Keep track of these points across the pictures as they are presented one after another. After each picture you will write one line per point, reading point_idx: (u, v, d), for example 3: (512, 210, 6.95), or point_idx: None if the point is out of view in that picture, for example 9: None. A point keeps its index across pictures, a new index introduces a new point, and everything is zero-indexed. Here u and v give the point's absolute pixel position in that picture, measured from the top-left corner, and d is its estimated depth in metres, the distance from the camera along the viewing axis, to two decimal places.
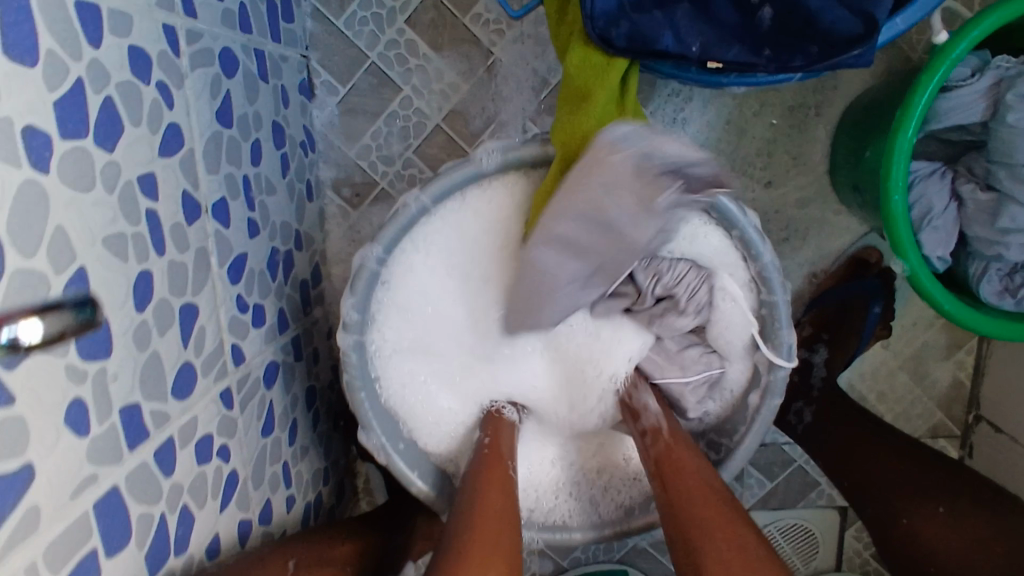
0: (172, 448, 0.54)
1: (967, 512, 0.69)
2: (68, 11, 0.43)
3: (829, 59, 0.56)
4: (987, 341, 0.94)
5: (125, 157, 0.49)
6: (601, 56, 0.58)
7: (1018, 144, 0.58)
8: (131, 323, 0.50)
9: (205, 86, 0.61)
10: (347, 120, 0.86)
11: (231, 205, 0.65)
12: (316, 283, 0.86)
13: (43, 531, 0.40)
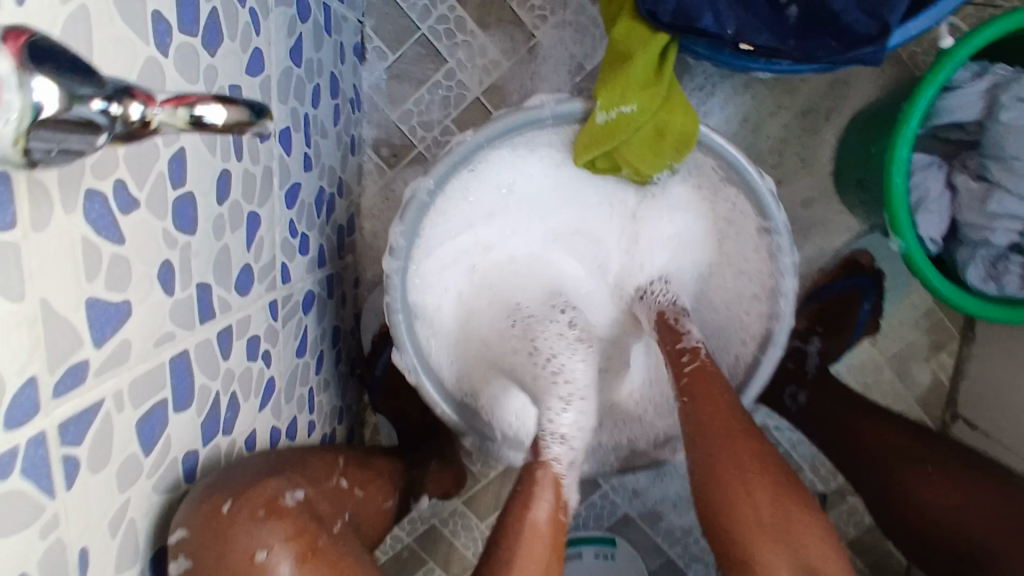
0: (229, 336, 0.59)
1: (962, 479, 0.74)
2: None
3: (845, 55, 0.63)
4: (965, 344, 1.00)
5: (222, 65, 0.55)
6: (646, 28, 0.64)
7: (1009, 140, 0.64)
8: (212, 212, 0.55)
9: (283, 25, 0.67)
10: (393, 85, 0.93)
11: (293, 136, 0.71)
12: (350, 232, 0.92)
13: (132, 364, 0.45)
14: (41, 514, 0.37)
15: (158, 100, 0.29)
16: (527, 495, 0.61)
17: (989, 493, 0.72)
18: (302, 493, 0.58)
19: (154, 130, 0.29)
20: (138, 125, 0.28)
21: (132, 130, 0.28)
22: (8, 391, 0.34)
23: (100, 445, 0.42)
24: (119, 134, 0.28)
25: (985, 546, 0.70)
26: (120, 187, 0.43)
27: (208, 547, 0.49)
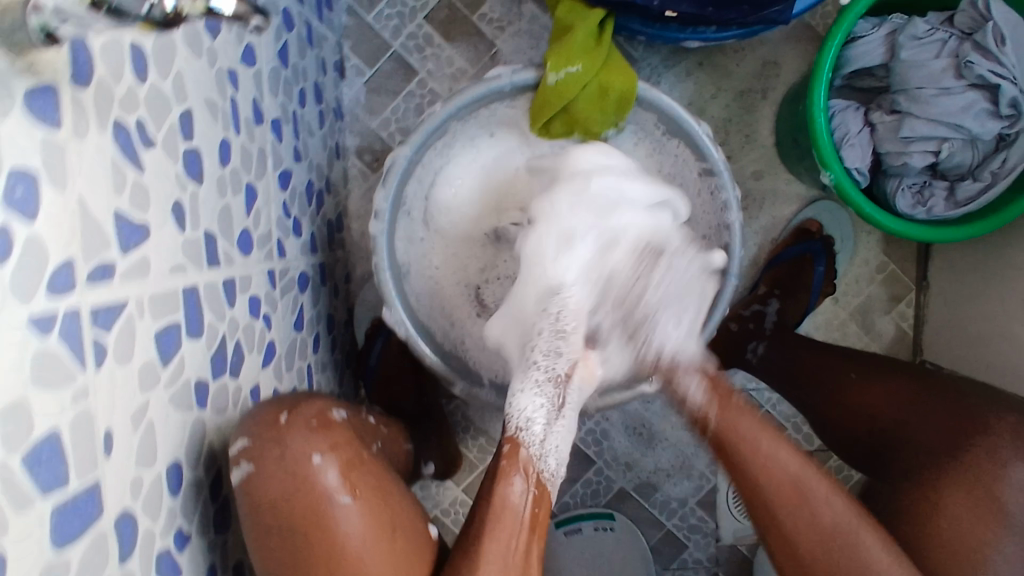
0: (233, 286, 0.66)
1: (876, 373, 0.82)
2: None
3: (757, 14, 0.74)
4: (921, 294, 1.07)
5: (221, 48, 0.64)
6: (584, 7, 0.77)
7: (911, 73, 0.74)
8: (215, 172, 0.63)
9: (271, 30, 0.77)
10: (371, 97, 1.03)
11: (283, 127, 0.80)
12: (339, 229, 1.00)
13: (150, 281, 0.52)
14: (75, 381, 0.43)
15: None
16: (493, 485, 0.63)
17: (899, 374, 0.80)
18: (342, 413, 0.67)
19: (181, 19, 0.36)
20: (172, 15, 0.35)
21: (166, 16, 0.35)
22: (53, 262, 0.41)
23: (125, 341, 0.48)
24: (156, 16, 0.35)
25: (909, 429, 0.74)
26: (140, 125, 0.50)
27: (270, 448, 0.58)
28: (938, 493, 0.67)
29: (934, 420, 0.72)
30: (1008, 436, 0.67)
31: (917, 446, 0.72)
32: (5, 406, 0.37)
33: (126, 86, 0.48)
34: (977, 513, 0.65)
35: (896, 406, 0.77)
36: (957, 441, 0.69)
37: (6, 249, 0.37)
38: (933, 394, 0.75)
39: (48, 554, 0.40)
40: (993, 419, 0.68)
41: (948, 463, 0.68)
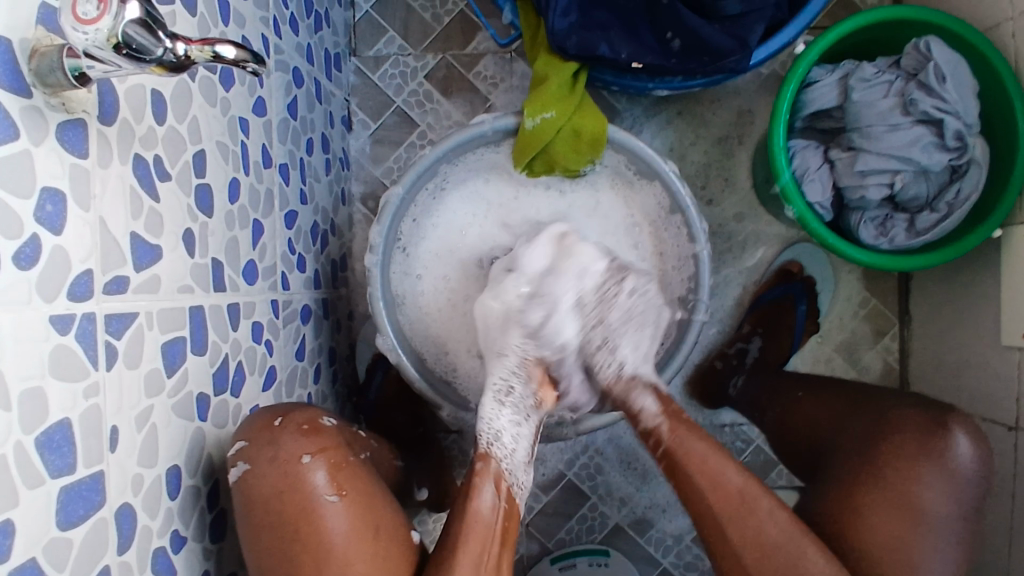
0: (237, 310, 0.72)
1: (822, 392, 0.89)
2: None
3: (716, 64, 0.83)
4: (904, 328, 1.11)
5: (234, 99, 0.72)
6: (559, 60, 0.85)
7: (863, 112, 0.82)
8: (225, 207, 0.70)
9: (282, 86, 0.86)
10: (376, 148, 1.12)
11: (290, 171, 0.88)
12: (342, 268, 1.06)
13: (160, 297, 0.58)
14: (86, 377, 0.48)
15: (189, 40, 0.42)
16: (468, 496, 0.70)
17: (836, 393, 0.87)
18: (328, 419, 0.71)
19: (190, 63, 0.42)
20: (183, 59, 0.42)
21: (177, 59, 0.42)
22: (75, 270, 0.47)
23: (134, 348, 0.53)
24: (169, 60, 0.41)
25: (856, 445, 0.77)
26: (157, 161, 0.58)
27: (263, 449, 0.64)
28: (857, 499, 0.72)
29: (856, 428, 0.79)
30: (913, 436, 0.73)
31: (841, 451, 0.78)
32: (22, 391, 0.42)
33: (146, 126, 0.56)
34: (894, 513, 0.70)
35: (832, 421, 0.84)
36: (872, 445, 0.75)
37: (34, 257, 0.43)
38: (861, 407, 0.81)
39: (55, 531, 0.46)
40: (901, 419, 0.76)
41: (866, 466, 0.74)
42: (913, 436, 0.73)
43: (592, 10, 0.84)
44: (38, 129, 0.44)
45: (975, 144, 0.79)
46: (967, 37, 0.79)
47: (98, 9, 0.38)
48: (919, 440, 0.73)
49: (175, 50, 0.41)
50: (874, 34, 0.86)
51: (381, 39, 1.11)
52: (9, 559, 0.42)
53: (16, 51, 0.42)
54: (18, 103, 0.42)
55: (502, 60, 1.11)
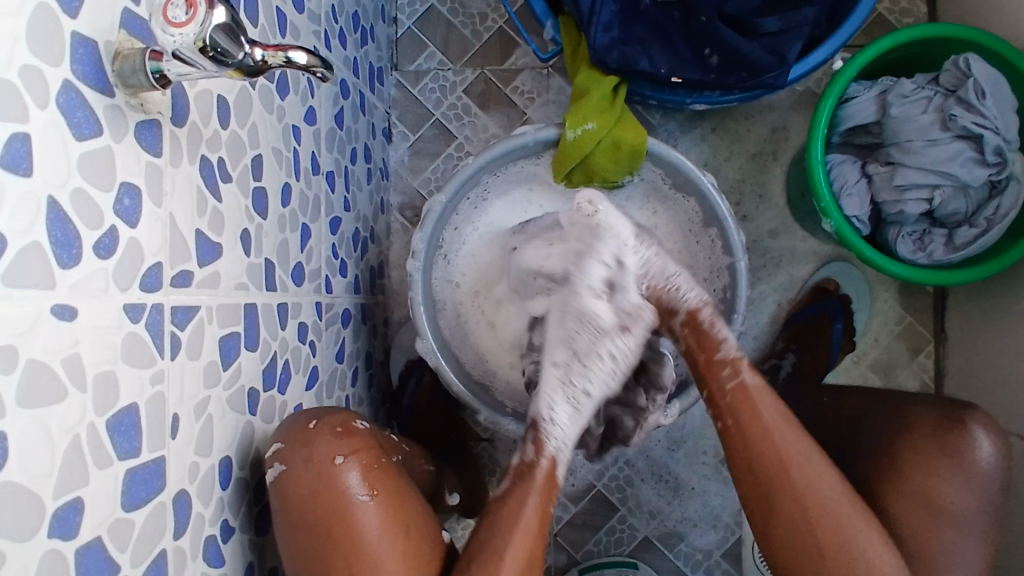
0: (285, 310, 0.74)
1: (839, 393, 0.89)
2: (272, 12, 0.69)
3: (754, 79, 0.85)
4: (940, 345, 1.10)
5: (289, 107, 0.75)
6: (600, 74, 0.88)
7: (901, 128, 0.83)
8: (278, 211, 0.73)
9: (330, 97, 0.89)
10: (414, 159, 1.15)
11: (336, 179, 0.91)
12: (379, 275, 1.09)
13: (219, 292, 0.60)
14: (153, 365, 0.50)
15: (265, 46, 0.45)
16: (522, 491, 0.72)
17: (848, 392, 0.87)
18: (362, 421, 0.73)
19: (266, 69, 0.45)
20: (260, 63, 0.45)
21: (255, 66, 0.44)
22: (146, 262, 0.50)
23: (195, 341, 0.56)
24: (247, 65, 0.44)
25: (876, 446, 0.77)
26: (220, 162, 0.60)
27: (299, 451, 0.65)
28: (886, 500, 0.74)
29: (876, 425, 0.79)
30: (932, 437, 0.74)
31: (859, 451, 0.79)
32: (96, 374, 0.44)
33: (212, 129, 0.59)
34: (917, 512, 0.72)
35: (852, 416, 0.84)
36: (892, 443, 0.76)
37: (111, 247, 0.46)
38: (880, 404, 0.81)
39: (120, 512, 0.47)
40: (917, 417, 0.76)
41: (887, 465, 0.75)
42: (933, 437, 0.74)
43: (632, 26, 0.87)
44: (119, 127, 0.47)
45: (1015, 160, 0.80)
46: (1005, 56, 0.80)
47: (187, 14, 0.41)
48: (937, 439, 0.74)
49: (253, 56, 0.44)
50: (913, 50, 0.86)
51: (422, 54, 1.14)
52: (75, 539, 0.43)
53: (101, 54, 0.45)
54: (102, 101, 0.45)
55: (539, 74, 1.13)
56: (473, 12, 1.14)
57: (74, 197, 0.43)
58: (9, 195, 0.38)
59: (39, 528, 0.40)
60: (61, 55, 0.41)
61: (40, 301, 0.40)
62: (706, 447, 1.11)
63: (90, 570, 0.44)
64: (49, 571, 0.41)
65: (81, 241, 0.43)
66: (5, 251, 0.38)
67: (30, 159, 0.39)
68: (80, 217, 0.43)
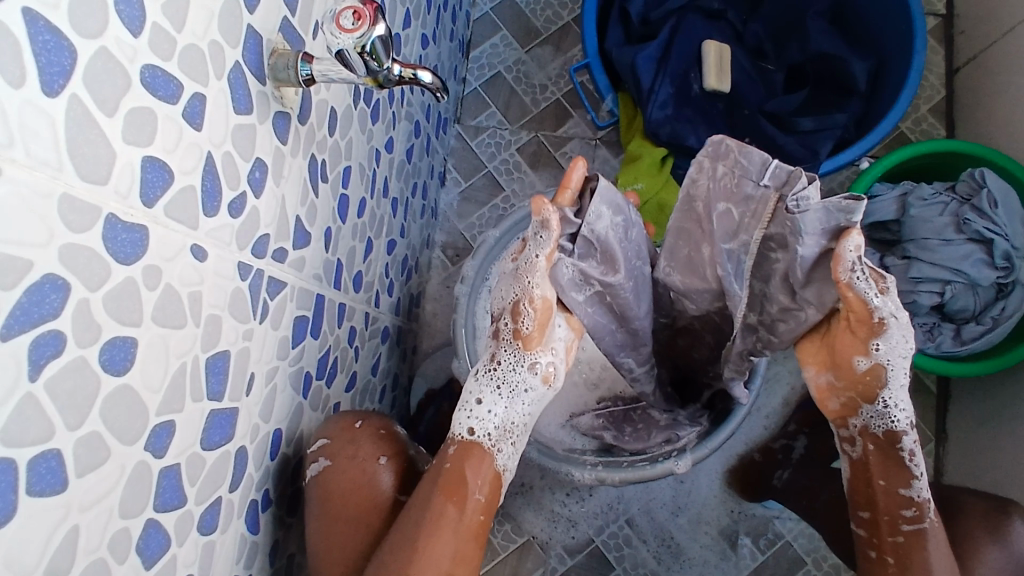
0: (343, 310, 0.79)
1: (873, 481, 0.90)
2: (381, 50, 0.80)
3: (788, 168, 0.95)
4: (940, 445, 1.14)
5: (376, 131, 0.84)
6: (651, 144, 0.97)
7: (919, 227, 0.91)
8: (354, 220, 0.80)
9: (406, 132, 0.98)
10: (463, 203, 1.23)
11: (398, 206, 0.98)
12: (415, 304, 1.14)
13: (302, 275, 0.66)
14: (247, 322, 0.56)
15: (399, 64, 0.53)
16: (442, 489, 0.66)
17: None
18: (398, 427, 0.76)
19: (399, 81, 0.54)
20: (396, 76, 0.53)
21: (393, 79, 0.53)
22: (259, 231, 0.56)
23: (278, 312, 0.61)
24: (385, 77, 0.53)
25: None
26: (323, 163, 0.68)
27: (344, 447, 0.69)
28: None
29: None
30: (976, 519, 0.75)
31: None
32: (208, 315, 0.50)
33: (323, 134, 0.67)
34: None
35: None
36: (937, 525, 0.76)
37: (239, 210, 0.52)
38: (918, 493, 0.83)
39: (199, 447, 0.51)
40: (966, 505, 0.77)
41: None
42: (991, 517, 0.75)
43: (684, 109, 0.97)
44: (264, 111, 0.55)
45: (1021, 267, 0.87)
46: (1015, 173, 0.90)
47: (353, 24, 0.49)
48: (986, 524, 0.74)
49: (394, 69, 0.53)
50: (929, 161, 0.96)
51: (484, 113, 1.26)
52: (162, 458, 0.47)
53: (264, 49, 0.53)
54: (257, 86, 0.53)
55: (587, 144, 1.24)
56: (535, 83, 1.26)
57: (224, 158, 0.50)
58: (183, 140, 0.45)
59: (139, 437, 0.44)
60: (238, 40, 0.50)
61: (184, 237, 0.46)
62: (709, 518, 1.13)
63: (166, 492, 0.48)
64: (137, 478, 0.45)
65: (221, 197, 0.50)
66: (170, 184, 0.44)
67: (201, 115, 0.47)
68: (224, 176, 0.50)
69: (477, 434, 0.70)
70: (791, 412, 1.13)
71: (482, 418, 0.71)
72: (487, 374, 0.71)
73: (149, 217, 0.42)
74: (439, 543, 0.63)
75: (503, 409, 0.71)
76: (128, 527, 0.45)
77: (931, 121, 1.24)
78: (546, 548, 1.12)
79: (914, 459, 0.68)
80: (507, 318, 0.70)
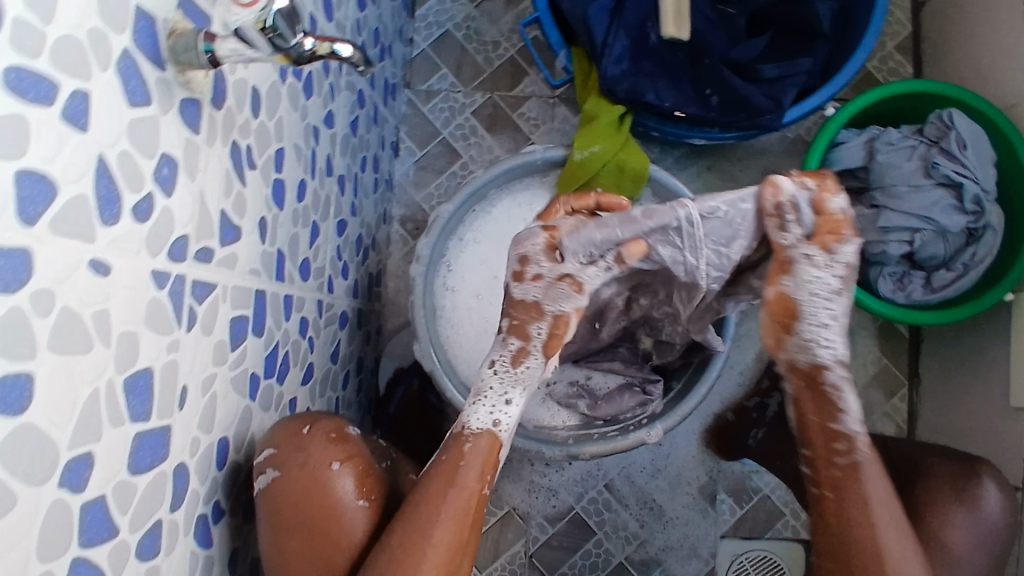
0: (291, 303, 0.75)
1: None
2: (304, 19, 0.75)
3: (751, 120, 0.91)
4: (914, 389, 1.14)
5: (311, 107, 0.78)
6: (609, 103, 0.92)
7: (887, 174, 0.88)
8: (293, 204, 0.74)
9: (348, 104, 0.92)
10: (419, 174, 1.18)
11: (346, 183, 0.93)
12: (376, 284, 1.10)
13: (235, 274, 0.61)
14: (170, 333, 0.51)
15: (312, 38, 0.48)
16: (443, 482, 0.67)
17: None
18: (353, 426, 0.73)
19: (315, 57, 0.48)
20: (308, 52, 0.48)
21: (305, 54, 0.48)
22: (175, 233, 0.51)
23: (209, 317, 0.57)
24: (295, 52, 0.47)
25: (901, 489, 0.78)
26: (248, 149, 0.63)
27: (293, 455, 0.65)
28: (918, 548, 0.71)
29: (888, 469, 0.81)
30: (943, 480, 0.75)
31: None
32: (121, 333, 0.46)
33: (244, 117, 0.61)
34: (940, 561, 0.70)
35: None
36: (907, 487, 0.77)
37: (147, 212, 0.47)
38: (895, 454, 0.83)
39: (125, 474, 0.48)
40: (935, 467, 0.77)
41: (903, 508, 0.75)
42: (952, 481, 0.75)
43: (642, 62, 0.92)
44: (167, 99, 0.49)
45: (992, 211, 0.85)
46: (984, 111, 0.86)
47: None
48: (953, 488, 0.74)
49: (303, 44, 0.47)
50: (902, 103, 0.92)
51: (435, 75, 1.19)
52: (82, 493, 0.43)
53: (160, 30, 0.48)
54: (155, 74, 0.47)
55: (545, 103, 1.18)
56: (487, 39, 1.19)
57: (120, 159, 0.44)
58: (66, 144, 0.39)
59: (51, 476, 0.40)
60: (125, 24, 0.44)
61: (78, 252, 0.41)
62: (689, 478, 1.12)
63: (91, 527, 0.44)
64: (54, 520, 0.41)
65: (122, 202, 0.45)
66: (55, 197, 0.39)
67: (87, 114, 0.41)
68: (123, 178, 0.45)
69: (499, 427, 0.72)
70: (764, 369, 1.12)
71: (507, 415, 0.72)
72: (510, 376, 0.73)
73: (29, 237, 0.37)
74: (447, 533, 0.64)
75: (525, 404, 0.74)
76: (49, 571, 0.41)
77: (897, 59, 1.20)
78: (527, 519, 1.11)
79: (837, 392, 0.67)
80: (545, 330, 0.73)
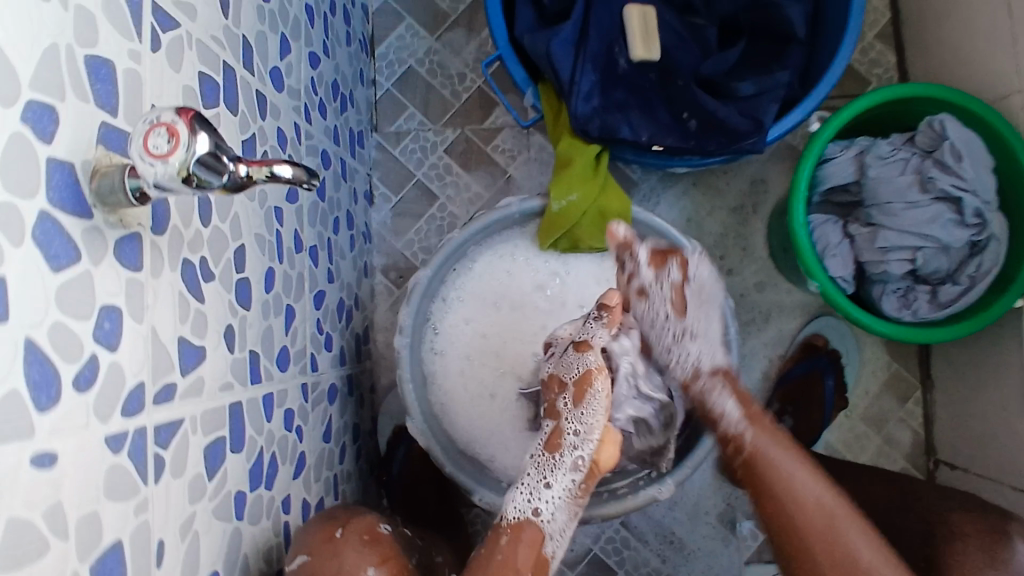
0: (272, 401, 0.72)
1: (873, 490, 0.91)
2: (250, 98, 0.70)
3: (734, 145, 0.86)
4: (927, 391, 1.12)
5: (270, 190, 0.74)
6: (582, 141, 0.87)
7: (881, 189, 0.84)
8: (261, 297, 0.70)
9: (312, 170, 0.88)
10: (397, 220, 1.14)
11: (319, 253, 0.89)
12: (365, 343, 1.07)
13: (204, 399, 0.58)
14: (137, 493, 0.48)
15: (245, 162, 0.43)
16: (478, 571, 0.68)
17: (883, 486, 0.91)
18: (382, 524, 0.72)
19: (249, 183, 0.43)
20: (244, 179, 0.42)
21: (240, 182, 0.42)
22: (128, 385, 0.47)
23: (180, 456, 0.53)
24: (231, 183, 0.42)
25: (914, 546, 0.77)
26: (202, 262, 0.58)
27: (326, 563, 0.63)
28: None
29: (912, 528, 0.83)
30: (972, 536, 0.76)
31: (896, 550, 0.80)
32: (79, 517, 0.42)
33: (193, 230, 0.57)
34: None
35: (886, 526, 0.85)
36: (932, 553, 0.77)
37: (91, 378, 0.44)
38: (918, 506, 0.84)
39: None
40: (960, 526, 0.78)
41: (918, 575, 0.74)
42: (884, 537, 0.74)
43: (612, 93, 0.88)
44: (98, 247, 0.45)
45: (994, 220, 0.81)
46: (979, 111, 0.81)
47: (170, 143, 0.39)
48: (984, 549, 0.74)
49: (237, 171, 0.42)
50: (892, 109, 0.88)
51: (402, 115, 1.14)
52: None
53: (79, 174, 0.43)
54: (80, 225, 0.43)
55: (519, 133, 1.14)
56: (452, 72, 1.14)
57: (52, 333, 0.40)
58: None
59: None
60: (36, 185, 0.40)
61: (16, 454, 0.37)
62: (707, 506, 1.09)
63: None
64: None
65: (60, 378, 0.41)
66: None
67: (4, 302, 0.37)
68: (59, 353, 0.41)
69: (540, 517, 0.70)
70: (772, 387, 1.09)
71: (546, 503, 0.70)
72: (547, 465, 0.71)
73: None
74: None
75: (568, 497, 0.71)
76: None
77: (880, 48, 1.15)
78: None
79: (710, 401, 0.80)
80: (569, 399, 0.72)
